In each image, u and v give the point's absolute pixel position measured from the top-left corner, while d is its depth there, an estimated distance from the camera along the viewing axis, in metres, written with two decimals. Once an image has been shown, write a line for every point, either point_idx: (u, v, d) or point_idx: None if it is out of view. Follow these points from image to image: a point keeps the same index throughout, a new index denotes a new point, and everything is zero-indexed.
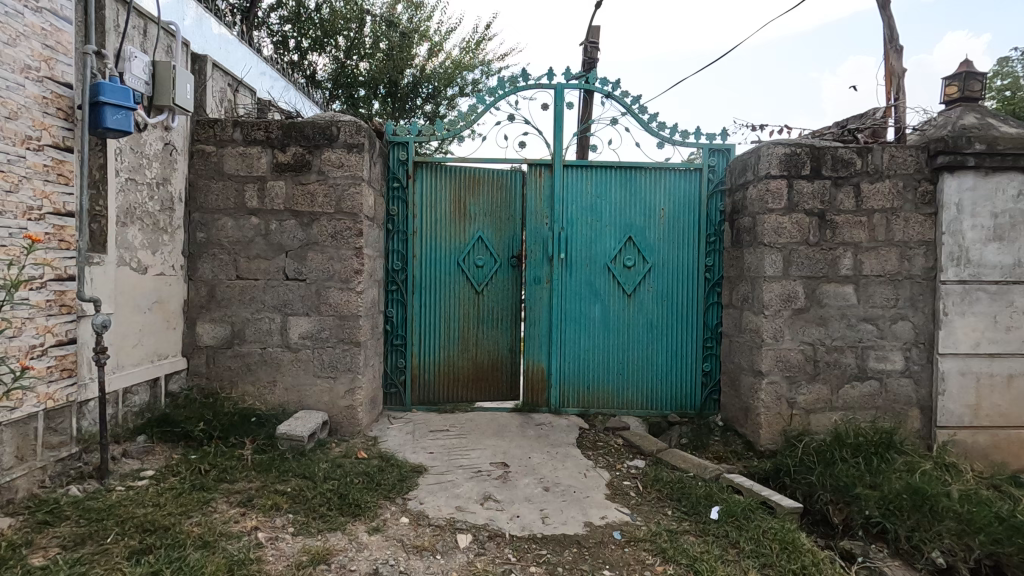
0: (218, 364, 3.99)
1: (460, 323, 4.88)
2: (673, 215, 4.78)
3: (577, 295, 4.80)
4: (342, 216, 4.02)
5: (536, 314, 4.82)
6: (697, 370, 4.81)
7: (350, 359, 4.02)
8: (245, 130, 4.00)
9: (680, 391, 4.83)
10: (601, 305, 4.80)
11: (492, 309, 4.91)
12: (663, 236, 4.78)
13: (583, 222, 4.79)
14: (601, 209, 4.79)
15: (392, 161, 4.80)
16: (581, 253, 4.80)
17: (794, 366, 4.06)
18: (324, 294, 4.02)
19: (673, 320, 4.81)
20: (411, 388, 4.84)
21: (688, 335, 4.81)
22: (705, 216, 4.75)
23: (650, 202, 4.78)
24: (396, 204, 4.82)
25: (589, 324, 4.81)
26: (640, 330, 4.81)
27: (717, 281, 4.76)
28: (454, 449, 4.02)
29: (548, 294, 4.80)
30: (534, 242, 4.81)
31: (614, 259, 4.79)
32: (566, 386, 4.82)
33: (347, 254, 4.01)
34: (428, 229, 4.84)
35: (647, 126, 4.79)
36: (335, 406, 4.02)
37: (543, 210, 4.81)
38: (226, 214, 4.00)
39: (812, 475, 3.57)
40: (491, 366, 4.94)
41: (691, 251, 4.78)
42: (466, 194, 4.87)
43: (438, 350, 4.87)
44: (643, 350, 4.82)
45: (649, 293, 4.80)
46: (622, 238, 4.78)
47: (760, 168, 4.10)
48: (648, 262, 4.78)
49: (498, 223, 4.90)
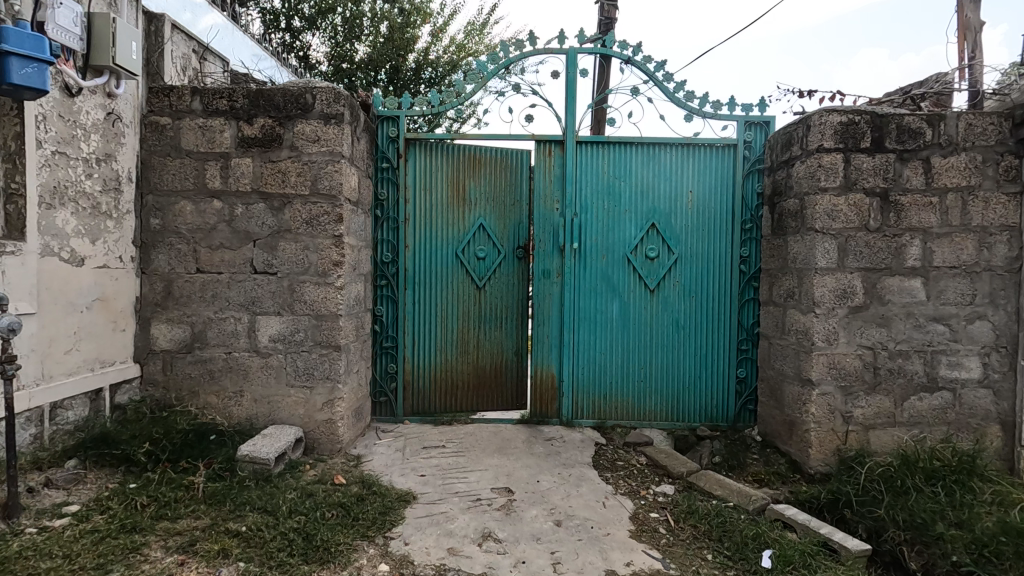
0: (177, 372, 3.44)
1: (459, 323, 4.31)
2: (703, 199, 4.15)
3: (592, 291, 4.20)
4: (319, 199, 3.44)
5: (545, 313, 4.22)
6: (730, 377, 4.20)
7: (329, 366, 3.46)
8: (205, 99, 3.42)
9: (709, 400, 4.22)
10: (620, 303, 4.20)
11: (495, 307, 4.33)
12: (691, 223, 4.17)
13: (599, 208, 4.18)
14: (619, 193, 4.17)
15: (381, 139, 4.22)
16: (597, 242, 4.19)
17: (851, 374, 3.44)
18: (298, 290, 3.45)
19: (702, 319, 4.20)
20: (403, 397, 4.27)
21: (719, 337, 4.19)
22: (740, 200, 4.13)
23: (676, 185, 4.16)
24: (386, 188, 4.23)
25: (606, 324, 4.21)
26: (664, 331, 4.20)
27: (753, 274, 4.13)
28: (448, 471, 3.45)
29: (559, 290, 4.20)
30: (543, 231, 4.20)
31: (635, 250, 4.18)
32: (579, 394, 4.23)
33: (325, 243, 3.44)
34: (422, 217, 4.26)
35: (673, 96, 4.17)
36: (311, 420, 3.46)
37: (553, 194, 4.20)
38: (184, 196, 3.44)
39: (879, 508, 2.95)
40: (494, 372, 4.35)
41: (724, 239, 4.16)
42: (465, 177, 4.29)
43: (434, 353, 4.29)
44: (668, 354, 4.21)
45: (674, 288, 4.18)
46: (644, 225, 4.17)
47: (810, 140, 3.47)
48: (673, 253, 4.16)
49: (501, 210, 4.31)
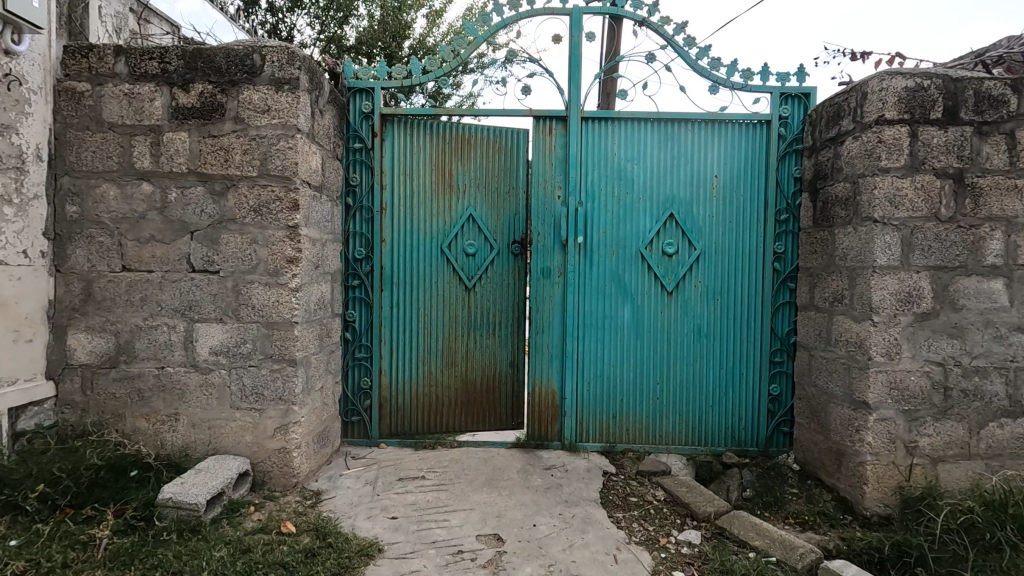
0: (99, 391, 2.86)
1: (445, 331, 3.72)
2: (730, 185, 3.54)
3: (600, 293, 3.59)
4: (270, 182, 2.84)
5: (544, 319, 3.60)
6: (761, 394, 3.58)
7: (283, 384, 2.87)
8: (132, 61, 2.83)
9: (737, 421, 3.60)
10: (632, 307, 3.59)
11: (486, 310, 3.74)
12: (716, 213, 3.55)
13: (608, 195, 3.57)
14: (632, 178, 3.56)
15: (353, 114, 3.60)
16: (606, 236, 3.58)
17: (916, 396, 2.82)
18: (244, 292, 2.85)
19: (728, 326, 3.58)
20: (379, 416, 3.67)
21: (749, 347, 3.58)
22: (774, 186, 3.51)
23: (698, 169, 3.54)
24: (359, 171, 3.61)
25: (616, 332, 3.60)
26: (683, 340, 3.59)
27: (789, 273, 3.52)
28: (425, 511, 2.85)
29: (561, 291, 3.59)
30: (542, 222, 3.59)
31: (650, 244, 3.57)
32: (584, 413, 3.62)
33: (277, 236, 2.84)
34: (402, 206, 3.67)
35: (695, 63, 3.56)
36: (261, 450, 2.87)
37: (554, 179, 3.59)
38: (107, 178, 2.84)
39: (965, 570, 2.33)
40: (486, 386, 3.76)
41: (754, 233, 3.54)
42: (452, 160, 3.70)
43: (415, 365, 3.70)
44: (688, 367, 3.60)
45: (696, 290, 3.57)
46: (661, 216, 3.55)
47: (866, 111, 2.86)
48: (695, 248, 3.55)
49: (494, 199, 3.73)
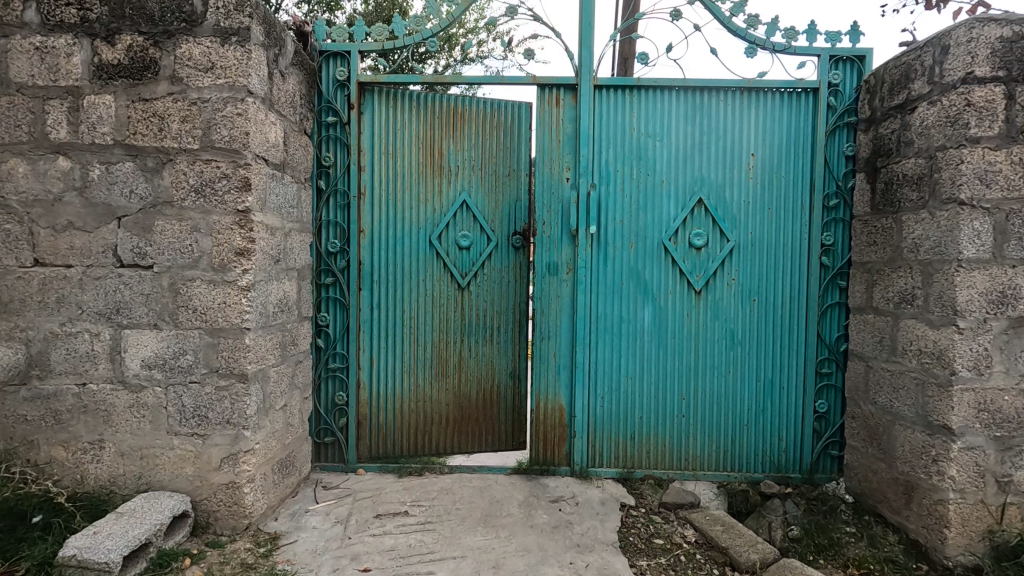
0: (6, 413, 2.33)
1: (435, 336, 3.20)
2: (769, 165, 3.00)
3: (616, 293, 3.06)
4: (213, 156, 2.31)
5: (550, 323, 3.07)
6: (805, 411, 3.05)
7: (230, 405, 2.34)
8: (44, 7, 2.30)
9: (777, 443, 3.07)
10: (654, 309, 3.06)
11: (482, 312, 3.24)
12: (753, 198, 3.02)
13: (626, 178, 3.03)
14: (654, 157, 3.02)
15: (325, 83, 3.07)
16: (623, 226, 3.04)
17: (1010, 420, 2.29)
18: (182, 291, 2.32)
19: (766, 331, 3.04)
20: (357, 436, 3.14)
21: (791, 356, 3.05)
22: (821, 166, 2.97)
23: (731, 147, 3.01)
24: (333, 150, 3.08)
25: (635, 339, 3.06)
26: (714, 348, 3.05)
27: (840, 269, 2.98)
28: (406, 561, 2.32)
29: (571, 291, 3.06)
30: (548, 210, 3.05)
31: (675, 235, 3.03)
32: (597, 433, 3.09)
33: (222, 222, 2.31)
34: (384, 192, 3.14)
35: (729, 22, 3.02)
36: (204, 485, 2.35)
37: (561, 159, 3.05)
38: (15, 152, 2.32)
39: None
40: (482, 400, 3.26)
41: (798, 222, 3.01)
42: (443, 138, 3.18)
43: (400, 377, 3.18)
44: (720, 379, 3.06)
45: (729, 288, 3.04)
46: (688, 201, 3.02)
47: (948, 69, 2.33)
48: (728, 240, 3.02)
49: (491, 183, 3.22)
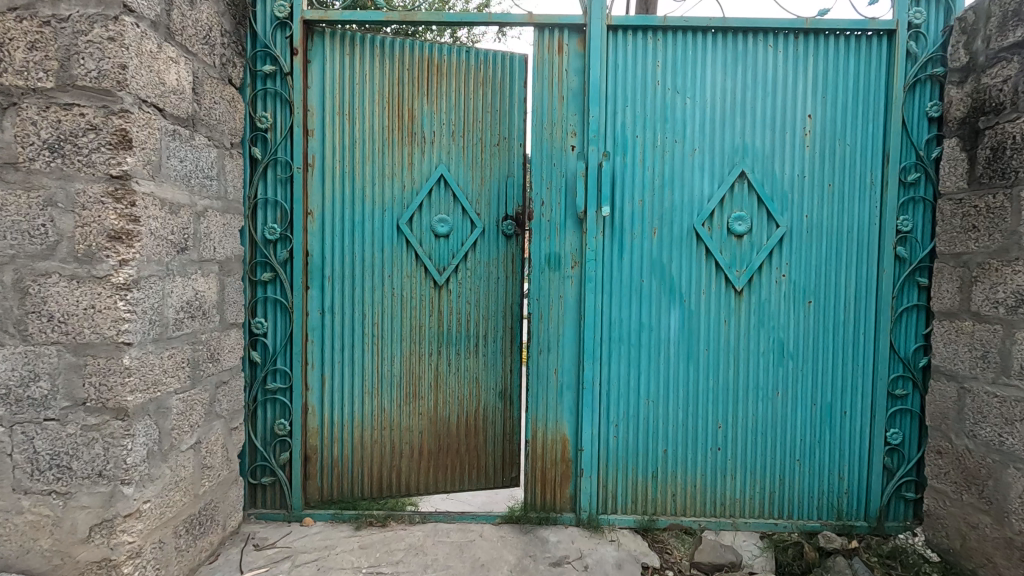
0: None
1: (405, 348, 2.55)
2: (830, 130, 2.36)
3: (634, 294, 2.40)
4: (74, 99, 1.63)
5: (550, 331, 2.41)
6: (873, 443, 2.41)
7: (103, 451, 1.66)
8: None
9: (837, 482, 2.43)
10: (682, 313, 2.40)
11: (464, 316, 2.58)
12: (809, 173, 2.37)
13: (648, 145, 2.37)
14: (684, 119, 2.36)
15: (260, 21, 2.37)
16: (644, 208, 2.38)
17: None
18: (33, 291, 1.63)
19: (825, 341, 2.40)
20: (305, 475, 2.47)
21: (856, 373, 2.40)
22: (897, 131, 2.32)
23: (782, 107, 2.36)
24: (271, 108, 2.38)
25: (658, 352, 2.41)
26: (758, 363, 2.40)
27: (921, 264, 2.34)
28: None
29: (577, 290, 2.40)
30: (547, 186, 2.39)
31: (709, 219, 2.38)
32: (610, 470, 2.43)
33: (88, 193, 1.63)
34: (339, 163, 2.46)
35: None
36: (66, 566, 1.66)
37: (564, 122, 2.38)
38: None
39: None
40: (465, 427, 2.61)
41: (867, 203, 2.36)
42: (415, 97, 2.52)
43: (359, 399, 2.51)
44: (766, 403, 2.41)
45: (778, 287, 2.39)
46: (726, 175, 2.37)
47: None
48: (777, 226, 2.37)
49: (476, 155, 2.58)
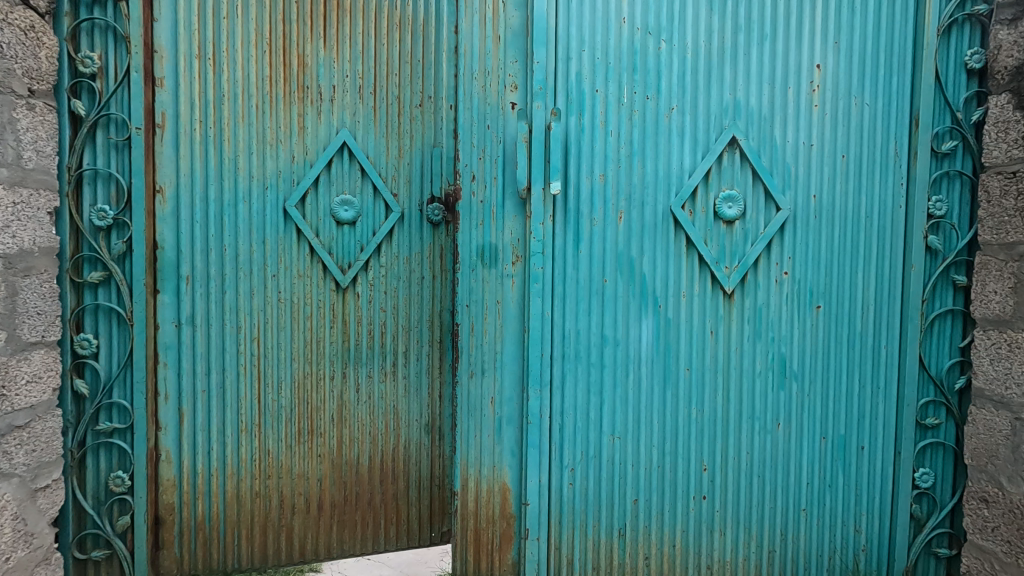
0: None
1: (297, 370, 1.94)
2: (843, 85, 1.83)
3: (593, 298, 1.83)
4: None
5: (486, 348, 1.82)
6: (896, 486, 1.90)
7: None
8: None
9: (851, 536, 1.91)
10: (657, 323, 1.84)
11: (377, 327, 2.02)
12: (817, 141, 1.84)
13: (611, 104, 1.80)
14: (658, 69, 1.81)
15: None
16: (606, 185, 1.82)
17: None
18: None
19: (837, 357, 1.87)
20: (158, 544, 1.84)
21: (877, 397, 1.88)
22: (929, 86, 1.80)
23: (783, 55, 1.82)
24: (101, 47, 1.73)
25: (626, 373, 1.85)
26: (753, 386, 1.86)
27: (957, 258, 1.83)
28: None
29: (519, 294, 1.82)
30: (480, 156, 1.80)
31: (691, 200, 1.83)
32: (564, 530, 1.85)
33: None
34: (200, 124, 1.83)
35: None
36: None
37: (502, 71, 1.80)
38: None
39: None
40: (379, 471, 2.03)
41: (890, 180, 1.84)
42: (307, 40, 1.91)
43: (234, 439, 1.89)
44: (763, 437, 1.87)
45: (779, 289, 1.85)
46: (713, 144, 1.82)
47: None
48: (779, 210, 1.83)
49: (390, 119, 1.99)
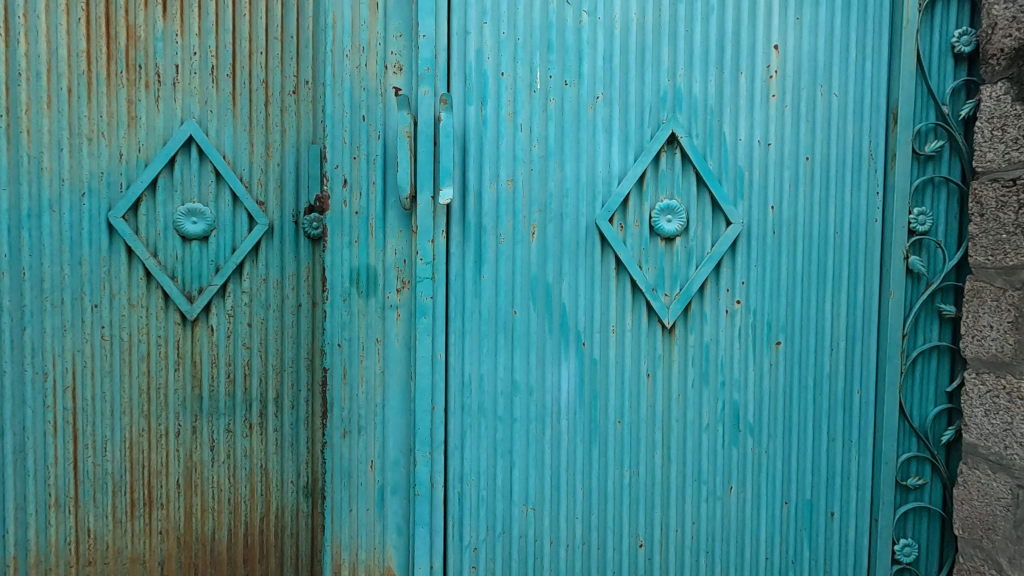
0: None
1: (129, 427, 1.54)
2: (806, 71, 1.49)
3: (500, 334, 1.45)
4: None
5: (363, 400, 1.43)
6: (873, 562, 1.56)
7: None
8: None
9: None
10: (580, 365, 1.48)
11: (239, 368, 1.61)
12: (776, 139, 1.49)
13: (520, 89, 1.43)
14: (579, 47, 1.44)
15: None
16: (516, 192, 1.44)
17: None
18: None
19: (800, 405, 1.53)
20: None
21: (848, 454, 1.54)
22: (909, 73, 1.47)
23: (732, 33, 1.48)
24: None
25: (542, 428, 1.48)
26: (699, 442, 1.51)
27: (943, 282, 1.50)
28: None
29: (406, 331, 1.44)
30: (353, 155, 1.41)
31: (622, 212, 1.47)
32: None
33: None
34: None
35: None
36: None
37: (382, 47, 1.42)
38: None
39: None
40: (242, 549, 1.62)
41: (863, 188, 1.51)
42: (140, 8, 1.51)
43: (41, 516, 1.51)
44: (712, 504, 1.52)
45: (729, 322, 1.50)
46: (649, 142, 1.46)
47: None
48: (729, 225, 1.48)
49: (255, 108, 1.59)
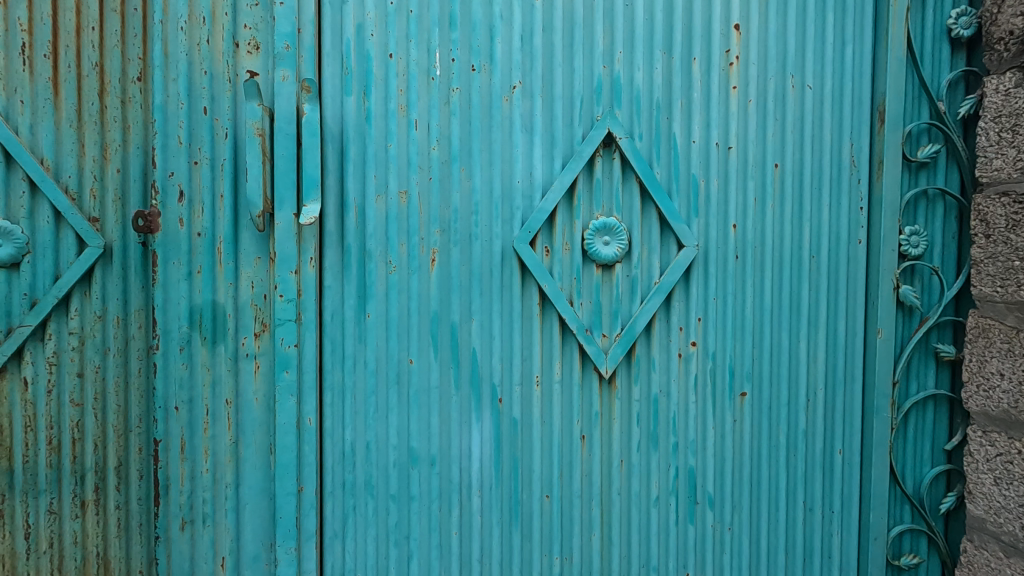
0: None
1: None
2: (773, 58, 1.21)
3: (392, 391, 1.13)
4: None
5: (209, 480, 1.10)
6: None
7: None
8: None
9: None
10: (496, 428, 1.16)
11: (60, 435, 1.13)
12: (738, 141, 1.20)
13: (415, 75, 1.12)
14: (490, 23, 1.13)
15: None
16: (410, 208, 1.13)
17: None
18: None
19: (770, 470, 1.24)
20: None
21: (828, 527, 1.26)
22: (898, 60, 1.20)
23: (683, 9, 1.19)
24: None
25: (448, 508, 1.16)
26: (647, 519, 1.21)
27: (940, 317, 1.23)
28: None
29: (267, 388, 1.11)
30: (193, 159, 1.08)
31: (547, 233, 1.16)
32: None
33: None
34: None
35: None
36: None
37: (231, 18, 1.09)
38: None
39: None
40: None
41: (844, 204, 1.23)
42: None
43: None
44: None
45: (682, 369, 1.21)
46: (579, 144, 1.16)
47: None
48: (681, 249, 1.18)
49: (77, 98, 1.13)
